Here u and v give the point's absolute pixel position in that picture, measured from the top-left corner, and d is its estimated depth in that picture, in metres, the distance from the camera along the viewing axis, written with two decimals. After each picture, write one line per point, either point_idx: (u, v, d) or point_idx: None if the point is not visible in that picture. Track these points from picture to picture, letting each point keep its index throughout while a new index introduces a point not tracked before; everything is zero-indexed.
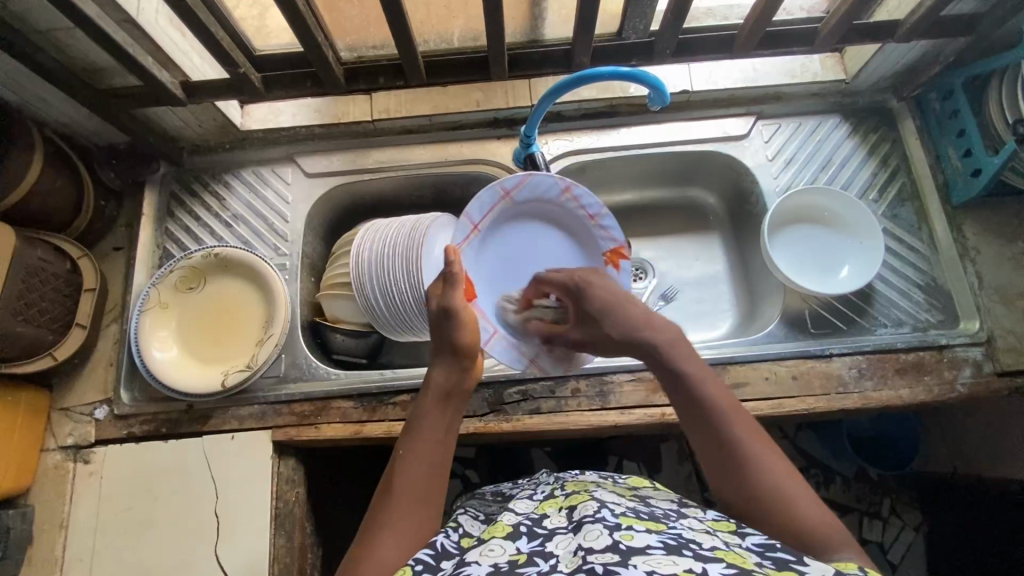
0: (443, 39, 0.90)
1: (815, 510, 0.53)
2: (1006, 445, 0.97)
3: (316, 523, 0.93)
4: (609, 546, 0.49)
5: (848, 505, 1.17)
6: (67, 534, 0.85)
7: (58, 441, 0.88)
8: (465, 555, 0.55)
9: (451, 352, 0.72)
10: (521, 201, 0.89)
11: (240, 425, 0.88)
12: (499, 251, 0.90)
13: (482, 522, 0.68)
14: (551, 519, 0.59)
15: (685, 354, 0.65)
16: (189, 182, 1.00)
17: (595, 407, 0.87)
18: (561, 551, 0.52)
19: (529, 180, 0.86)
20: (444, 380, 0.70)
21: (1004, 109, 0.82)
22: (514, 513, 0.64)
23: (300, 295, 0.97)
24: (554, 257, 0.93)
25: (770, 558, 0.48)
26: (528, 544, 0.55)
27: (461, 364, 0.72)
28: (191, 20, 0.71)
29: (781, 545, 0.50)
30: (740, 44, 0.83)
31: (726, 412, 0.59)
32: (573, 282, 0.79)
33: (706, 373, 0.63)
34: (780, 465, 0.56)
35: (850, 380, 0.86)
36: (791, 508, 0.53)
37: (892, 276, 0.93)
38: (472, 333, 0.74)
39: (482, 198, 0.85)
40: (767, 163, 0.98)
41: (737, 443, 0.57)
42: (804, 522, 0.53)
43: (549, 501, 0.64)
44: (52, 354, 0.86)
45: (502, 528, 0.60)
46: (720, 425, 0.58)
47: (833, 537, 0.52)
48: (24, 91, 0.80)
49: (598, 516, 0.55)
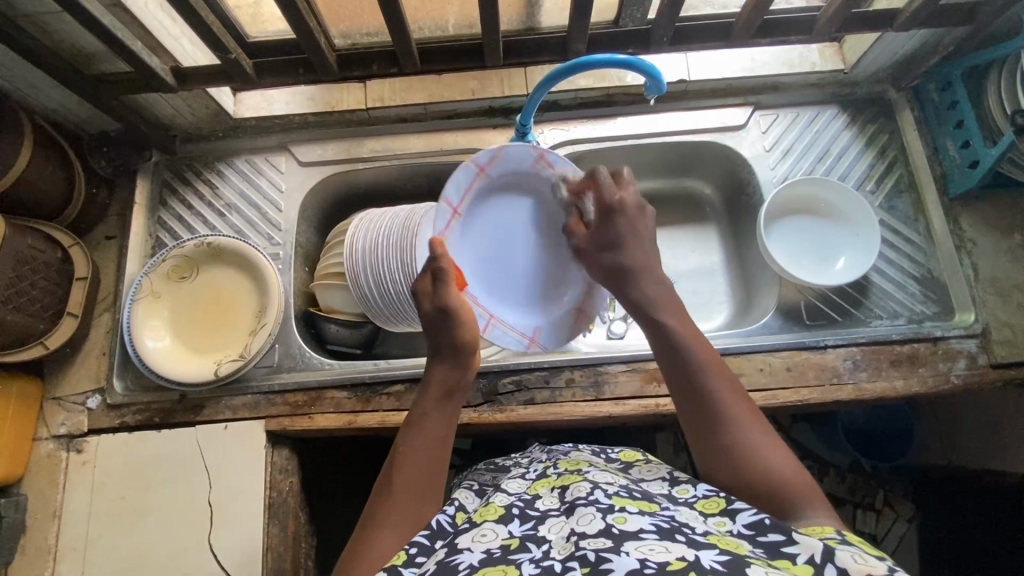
0: (438, 27, 0.89)
1: (784, 463, 0.56)
2: (1000, 437, 0.98)
3: (310, 512, 0.93)
4: (601, 531, 0.49)
5: (842, 496, 1.17)
6: (60, 523, 0.85)
7: (50, 431, 0.88)
8: (457, 540, 0.55)
9: (452, 349, 0.71)
10: (501, 176, 0.82)
11: (233, 415, 0.88)
12: (481, 234, 0.84)
13: (477, 497, 0.68)
14: (543, 501, 0.59)
15: (675, 309, 0.68)
16: (182, 170, 0.99)
17: (590, 398, 0.87)
18: (553, 536, 0.53)
19: (503, 153, 0.80)
20: (445, 378, 0.70)
21: (1003, 102, 0.81)
22: (506, 493, 0.63)
23: (294, 284, 0.96)
24: (540, 230, 0.86)
25: (761, 545, 0.48)
26: (520, 527, 0.56)
27: (458, 361, 0.71)
28: (179, 4, 0.70)
29: (771, 522, 0.50)
30: (738, 32, 0.82)
31: (707, 365, 0.62)
32: (624, 207, 0.73)
33: (692, 331, 0.66)
34: (756, 427, 0.59)
35: (845, 371, 0.86)
36: (766, 465, 0.56)
37: (888, 267, 0.92)
38: (470, 329, 0.72)
39: (456, 180, 0.79)
40: (764, 154, 0.97)
41: (723, 403, 0.60)
42: (773, 474, 0.55)
43: (540, 482, 0.65)
44: (43, 342, 0.85)
45: (494, 511, 0.59)
46: (702, 378, 0.61)
47: (804, 494, 0.54)
48: (12, 76, 0.79)
49: (591, 498, 0.55)
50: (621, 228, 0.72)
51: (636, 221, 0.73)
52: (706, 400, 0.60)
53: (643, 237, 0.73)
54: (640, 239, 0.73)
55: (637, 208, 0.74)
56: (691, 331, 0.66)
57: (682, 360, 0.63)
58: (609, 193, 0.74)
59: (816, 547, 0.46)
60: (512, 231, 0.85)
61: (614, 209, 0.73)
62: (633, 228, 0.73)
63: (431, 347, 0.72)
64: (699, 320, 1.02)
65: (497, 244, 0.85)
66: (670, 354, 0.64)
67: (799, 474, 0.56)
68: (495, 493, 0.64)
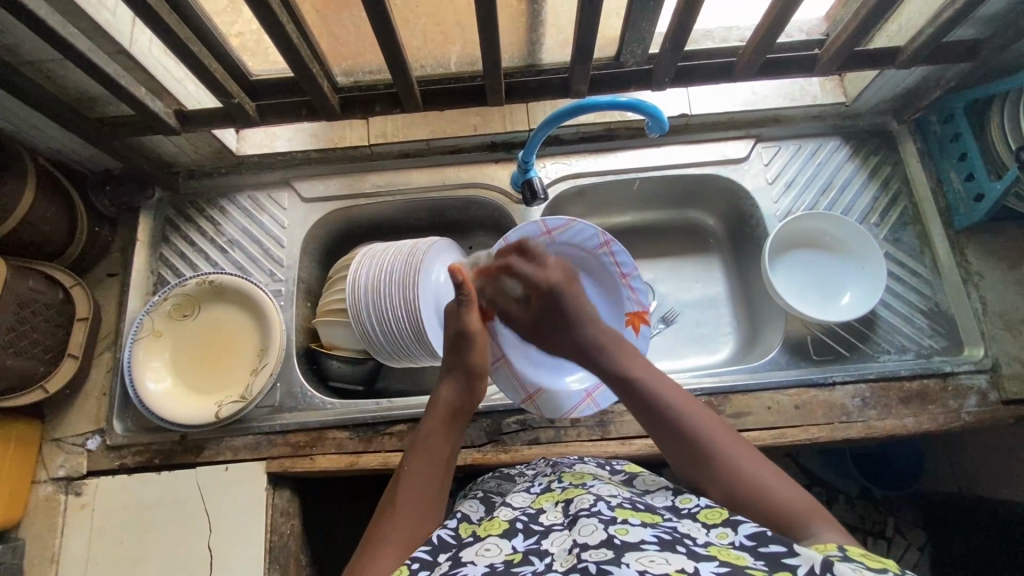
0: (440, 64, 0.89)
1: (785, 489, 0.56)
2: (1013, 469, 0.96)
3: (309, 554, 0.92)
4: (603, 541, 0.49)
5: (852, 525, 1.15)
6: (57, 568, 0.83)
7: (49, 473, 0.87)
8: (461, 553, 0.54)
9: (465, 374, 0.72)
10: (561, 242, 0.89)
11: (235, 456, 0.86)
12: None
13: (483, 509, 0.66)
14: (547, 515, 0.58)
15: (634, 362, 0.71)
16: (185, 207, 0.99)
17: (595, 437, 0.85)
18: (556, 549, 0.52)
19: (573, 225, 0.87)
20: (453, 398, 0.70)
21: (1007, 136, 0.81)
22: (510, 507, 0.62)
23: (296, 321, 0.95)
24: None
25: (762, 556, 0.47)
26: (523, 542, 0.55)
27: (467, 386, 0.71)
28: (183, 52, 0.70)
29: (772, 534, 0.49)
30: (740, 70, 0.82)
31: (682, 403, 0.64)
32: (552, 283, 0.77)
33: (654, 375, 0.68)
34: (745, 454, 0.59)
35: (854, 409, 0.84)
36: (766, 489, 0.56)
37: (894, 300, 0.91)
38: (483, 356, 0.73)
39: (525, 229, 0.86)
40: (767, 186, 0.97)
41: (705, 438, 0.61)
42: (775, 500, 0.55)
43: (545, 495, 0.63)
44: (44, 386, 0.84)
45: (498, 525, 0.58)
46: (678, 415, 0.63)
47: (811, 512, 0.54)
48: (16, 119, 0.79)
49: (594, 509, 0.54)
50: (564, 302, 0.76)
51: (573, 290, 0.78)
52: (688, 438, 0.62)
53: (581, 301, 0.77)
54: (585, 312, 0.76)
55: (567, 281, 0.78)
56: (659, 379, 0.68)
57: (659, 407, 0.65)
58: (533, 276, 0.78)
59: (815, 559, 0.44)
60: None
61: (553, 291, 0.77)
62: (572, 298, 0.77)
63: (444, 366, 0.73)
64: (703, 353, 1.01)
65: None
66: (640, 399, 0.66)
67: (802, 499, 0.55)
68: (501, 506, 0.64)
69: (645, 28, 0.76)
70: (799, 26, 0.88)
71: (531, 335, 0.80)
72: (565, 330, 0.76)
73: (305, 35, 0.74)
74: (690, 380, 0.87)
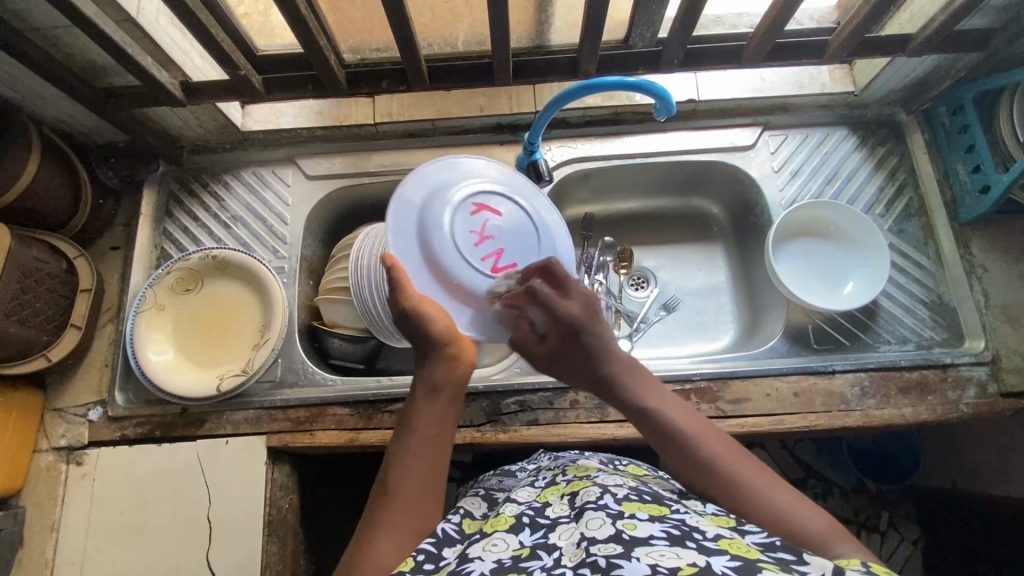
0: (447, 43, 0.88)
1: (810, 516, 0.54)
2: (1008, 464, 0.96)
3: (306, 529, 0.92)
4: (612, 536, 0.49)
5: (846, 518, 1.15)
6: (58, 536, 0.84)
7: (50, 442, 0.87)
8: (469, 549, 0.54)
9: (431, 346, 0.67)
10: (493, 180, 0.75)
11: (234, 430, 0.87)
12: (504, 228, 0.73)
13: (486, 504, 0.67)
14: (553, 508, 0.59)
15: (654, 393, 0.67)
16: (188, 181, 0.99)
17: (594, 419, 0.86)
18: (564, 543, 0.52)
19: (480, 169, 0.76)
20: (438, 377, 0.66)
21: (1016, 126, 0.80)
22: (516, 503, 0.63)
23: (298, 298, 0.95)
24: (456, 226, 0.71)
25: (772, 558, 0.47)
26: (531, 537, 0.55)
27: (449, 355, 0.67)
28: (191, 22, 0.70)
29: (781, 544, 0.49)
30: (750, 54, 0.82)
31: (707, 441, 0.61)
32: (574, 318, 0.72)
33: (675, 406, 0.65)
34: (769, 482, 0.57)
35: (853, 398, 0.85)
36: (791, 516, 0.54)
37: (897, 291, 0.91)
38: (439, 320, 0.67)
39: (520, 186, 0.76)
40: (772, 174, 0.97)
41: (723, 464, 0.59)
42: (799, 527, 0.53)
43: (550, 489, 0.64)
44: (46, 354, 0.84)
45: (504, 521, 0.59)
46: (696, 446, 0.61)
47: (835, 535, 0.53)
48: (22, 88, 0.79)
49: (601, 503, 0.55)
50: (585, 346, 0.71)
51: (594, 321, 0.72)
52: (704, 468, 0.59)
53: (605, 339, 0.72)
54: (603, 348, 0.71)
55: (586, 313, 0.73)
56: (677, 408, 0.65)
57: (677, 436, 0.62)
58: (556, 307, 0.72)
59: (827, 567, 0.45)
60: (435, 232, 0.69)
61: (570, 324, 0.72)
62: (594, 334, 0.72)
63: (415, 348, 0.69)
64: (704, 340, 1.01)
65: (473, 241, 0.71)
66: (657, 431, 0.64)
67: (826, 524, 0.54)
68: (505, 502, 0.64)
69: (656, 11, 0.75)
70: (810, 13, 0.88)
71: (541, 366, 0.75)
72: (578, 362, 0.72)
73: (313, 8, 0.74)
74: (690, 366, 0.88)
